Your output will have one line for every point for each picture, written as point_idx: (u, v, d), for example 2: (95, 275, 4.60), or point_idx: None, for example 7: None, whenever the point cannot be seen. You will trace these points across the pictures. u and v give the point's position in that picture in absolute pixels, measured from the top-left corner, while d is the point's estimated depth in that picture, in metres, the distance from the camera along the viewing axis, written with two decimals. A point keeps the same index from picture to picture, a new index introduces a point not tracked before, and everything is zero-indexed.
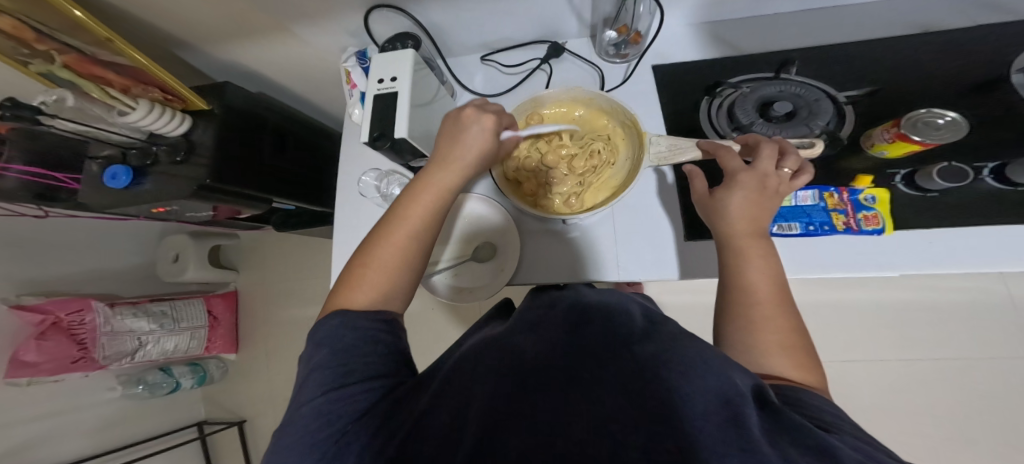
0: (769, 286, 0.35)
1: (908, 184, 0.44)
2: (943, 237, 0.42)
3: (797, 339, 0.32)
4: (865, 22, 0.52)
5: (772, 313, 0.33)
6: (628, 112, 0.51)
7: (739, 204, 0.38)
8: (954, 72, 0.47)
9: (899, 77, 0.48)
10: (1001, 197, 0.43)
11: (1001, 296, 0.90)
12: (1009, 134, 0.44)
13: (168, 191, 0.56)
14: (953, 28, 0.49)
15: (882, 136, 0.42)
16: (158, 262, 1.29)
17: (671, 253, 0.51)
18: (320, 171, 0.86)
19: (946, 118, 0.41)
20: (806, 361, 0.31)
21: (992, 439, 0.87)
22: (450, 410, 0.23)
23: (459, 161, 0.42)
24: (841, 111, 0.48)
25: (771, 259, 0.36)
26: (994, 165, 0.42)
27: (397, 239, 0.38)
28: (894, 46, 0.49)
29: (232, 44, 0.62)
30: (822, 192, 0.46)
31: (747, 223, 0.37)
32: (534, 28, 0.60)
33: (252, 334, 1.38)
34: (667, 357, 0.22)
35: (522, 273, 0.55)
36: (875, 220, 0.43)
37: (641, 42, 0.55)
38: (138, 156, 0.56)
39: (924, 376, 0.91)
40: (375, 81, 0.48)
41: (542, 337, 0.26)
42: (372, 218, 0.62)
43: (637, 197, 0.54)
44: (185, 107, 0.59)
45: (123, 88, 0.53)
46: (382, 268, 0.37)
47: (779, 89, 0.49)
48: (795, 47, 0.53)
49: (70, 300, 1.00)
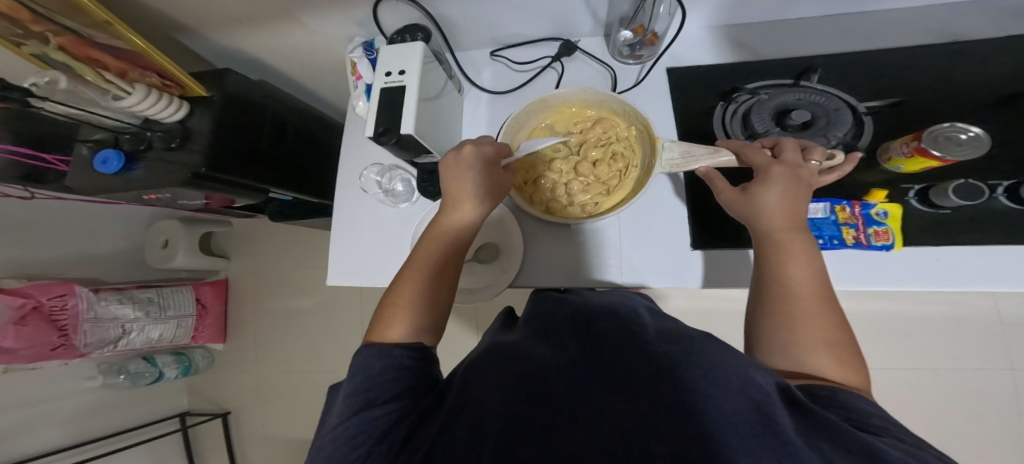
0: (814, 283, 0.34)
1: (921, 202, 0.44)
2: (952, 254, 0.43)
3: (839, 336, 0.31)
4: (883, 33, 0.52)
5: (813, 310, 0.32)
6: (639, 114, 0.50)
7: (777, 203, 0.37)
8: (975, 86, 0.47)
9: (919, 89, 0.48)
10: (1016, 215, 0.42)
11: (991, 312, 0.91)
12: None
13: (163, 179, 0.54)
14: (971, 42, 0.49)
15: (901, 150, 0.42)
16: (146, 248, 1.25)
17: (682, 260, 0.51)
18: (320, 162, 0.84)
19: (968, 133, 0.41)
20: (850, 360, 0.30)
21: (973, 451, 0.89)
22: (467, 423, 0.22)
23: (468, 195, 0.44)
24: (859, 121, 0.47)
25: (815, 257, 0.35)
26: (1008, 184, 0.43)
27: (417, 283, 0.40)
28: (909, 60, 0.49)
29: (235, 29, 0.60)
30: (833, 205, 0.45)
31: (786, 218, 0.37)
32: (548, 24, 0.59)
33: (241, 325, 1.36)
34: (685, 356, 0.24)
35: (531, 274, 0.54)
36: (885, 236, 0.43)
37: (657, 44, 0.55)
38: (131, 140, 0.54)
39: (912, 386, 0.93)
40: (382, 74, 0.47)
41: (554, 346, 0.27)
42: (373, 213, 0.61)
43: (646, 203, 0.53)
44: (183, 93, 0.57)
45: (119, 72, 0.50)
46: (411, 306, 0.38)
47: (797, 97, 0.48)
48: (814, 55, 0.52)
49: (52, 284, 0.96)
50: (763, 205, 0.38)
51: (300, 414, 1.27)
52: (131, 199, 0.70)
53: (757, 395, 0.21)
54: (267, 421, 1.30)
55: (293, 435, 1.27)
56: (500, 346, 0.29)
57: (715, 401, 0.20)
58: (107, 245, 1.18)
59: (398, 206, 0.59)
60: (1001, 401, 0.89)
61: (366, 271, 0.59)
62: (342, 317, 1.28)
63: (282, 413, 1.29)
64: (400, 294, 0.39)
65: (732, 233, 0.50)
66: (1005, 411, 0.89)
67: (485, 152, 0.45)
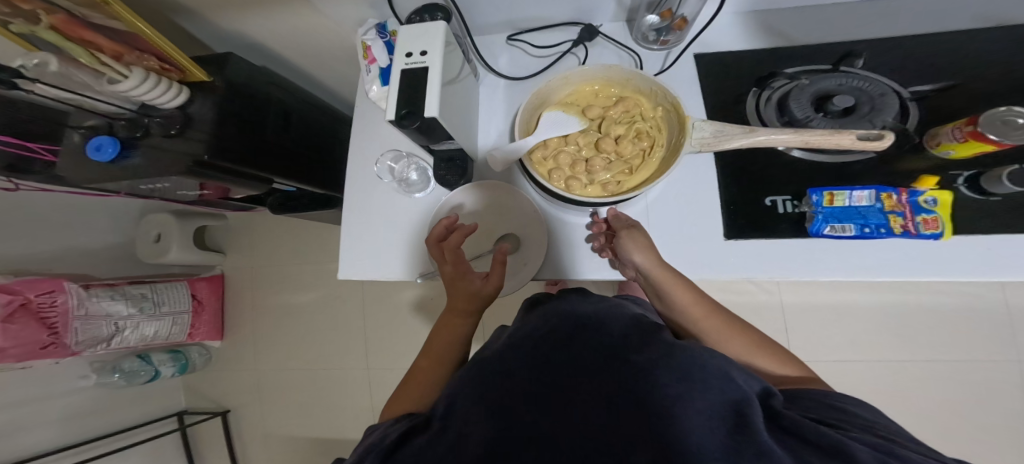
0: (699, 300, 0.44)
1: (970, 188, 0.43)
2: (1000, 243, 0.42)
3: (752, 334, 0.42)
4: (915, 22, 0.51)
5: (716, 323, 0.43)
6: (670, 93, 0.48)
7: (643, 256, 0.43)
8: (1014, 74, 0.46)
9: (955, 78, 0.47)
10: None
11: (999, 304, 0.92)
12: None
13: (162, 169, 0.50)
14: (1003, 33, 0.48)
15: (952, 135, 0.41)
16: (137, 242, 1.21)
17: (713, 251, 0.48)
18: (326, 154, 0.81)
19: None
20: (777, 352, 0.40)
21: (980, 440, 0.89)
22: (452, 443, 0.23)
23: (461, 287, 0.48)
24: (904, 106, 0.46)
25: (690, 282, 0.45)
26: None
27: (426, 370, 0.46)
28: (941, 47, 0.49)
29: (239, 10, 0.56)
30: (879, 192, 0.44)
31: (654, 258, 0.44)
32: (569, 8, 0.56)
33: (238, 321, 1.32)
34: (661, 362, 0.24)
35: (556, 265, 0.53)
36: (934, 224, 0.42)
37: (685, 29, 0.53)
38: (128, 126, 0.51)
39: (924, 378, 0.93)
40: (402, 55, 0.44)
41: (534, 355, 0.27)
42: (385, 203, 0.58)
43: (674, 188, 0.50)
44: (183, 79, 0.53)
45: (115, 55, 0.47)
46: (418, 385, 0.44)
47: (839, 82, 0.46)
48: (847, 43, 0.51)
49: (39, 281, 0.91)
50: (637, 257, 0.44)
51: (302, 411, 1.24)
52: (123, 190, 0.66)
53: (737, 395, 0.22)
54: (268, 419, 1.27)
55: (295, 433, 1.24)
56: (484, 362, 0.29)
57: (692, 415, 0.21)
58: (97, 239, 1.13)
59: (413, 195, 0.57)
60: (1009, 392, 0.90)
61: (376, 266, 0.56)
62: (345, 313, 1.25)
63: (284, 410, 1.26)
64: (413, 374, 0.46)
65: (770, 222, 0.47)
66: (1013, 402, 0.90)
67: (458, 250, 0.49)
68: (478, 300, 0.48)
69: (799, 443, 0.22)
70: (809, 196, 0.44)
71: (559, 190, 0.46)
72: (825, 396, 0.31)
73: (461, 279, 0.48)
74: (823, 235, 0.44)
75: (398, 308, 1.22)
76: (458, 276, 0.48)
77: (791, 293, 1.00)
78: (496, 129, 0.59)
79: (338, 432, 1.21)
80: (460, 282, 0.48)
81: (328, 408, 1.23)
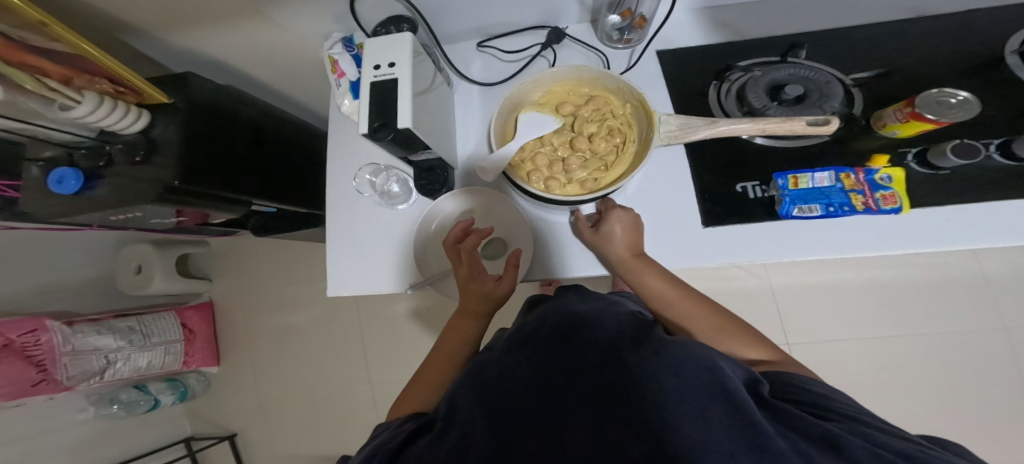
0: (670, 286, 0.44)
1: (920, 164, 0.45)
2: (959, 213, 0.43)
3: (726, 320, 0.42)
4: (858, 8, 0.54)
5: (687, 308, 0.43)
6: (635, 90, 0.49)
7: (617, 243, 0.46)
8: (947, 55, 0.49)
9: (896, 62, 0.50)
10: (1008, 173, 0.44)
11: (975, 272, 0.95)
12: (998, 115, 0.47)
13: (129, 199, 0.48)
14: (934, 17, 0.51)
15: (894, 116, 0.44)
16: (118, 274, 1.19)
17: (691, 240, 0.49)
18: (305, 172, 0.81)
19: (958, 97, 0.43)
20: (749, 337, 0.41)
21: (977, 409, 0.92)
22: (458, 440, 0.24)
23: (472, 288, 0.49)
24: (848, 93, 0.49)
25: (661, 268, 0.46)
26: (999, 142, 0.45)
27: (433, 369, 0.46)
28: (881, 32, 0.51)
29: (207, 33, 0.57)
30: (838, 173, 0.45)
31: (626, 245, 0.46)
32: (533, 13, 0.58)
33: (235, 345, 1.31)
34: (654, 357, 0.25)
35: (544, 266, 0.54)
36: (892, 200, 0.44)
37: (646, 27, 0.55)
38: (88, 157, 0.50)
39: (919, 351, 0.95)
40: (370, 68, 0.44)
41: (534, 357, 0.28)
42: (369, 217, 0.58)
43: (648, 181, 0.52)
44: (140, 101, 0.50)
45: (63, 79, 0.43)
46: (425, 384, 0.45)
47: (788, 73, 0.49)
48: (794, 33, 0.53)
49: (22, 320, 0.89)
50: (612, 244, 0.46)
51: (310, 429, 1.24)
52: (93, 223, 0.65)
53: (729, 387, 0.23)
54: (274, 441, 1.26)
55: (305, 452, 1.24)
56: (487, 363, 0.30)
57: (687, 410, 0.21)
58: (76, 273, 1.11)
59: (396, 207, 0.58)
60: (998, 357, 0.93)
61: (367, 280, 0.57)
62: (341, 329, 1.26)
63: (291, 430, 1.26)
64: (419, 375, 0.47)
65: (744, 208, 0.48)
66: (1002, 366, 0.92)
67: (472, 252, 0.49)
68: (491, 302, 0.49)
69: (791, 431, 0.23)
70: (775, 180, 0.46)
71: (538, 191, 0.47)
72: (794, 378, 0.32)
73: (474, 280, 0.49)
74: (793, 217, 0.46)
75: (393, 320, 1.23)
76: (474, 278, 0.49)
77: (780, 276, 1.02)
78: (473, 136, 0.60)
79: (345, 448, 1.21)
80: (471, 283, 0.49)
81: (335, 424, 1.23)
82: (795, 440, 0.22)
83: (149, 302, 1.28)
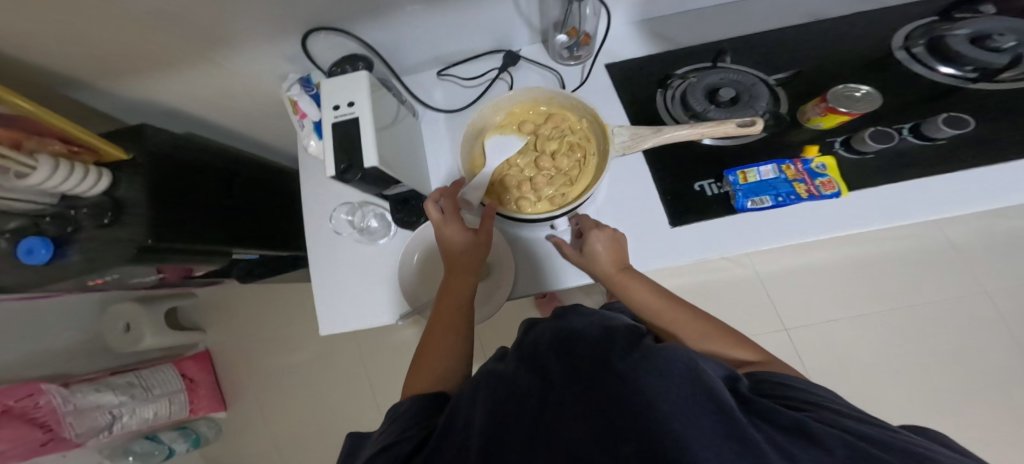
0: (657, 297, 0.45)
1: (848, 149, 0.49)
2: (891, 192, 0.47)
3: (716, 325, 0.42)
4: (772, 13, 0.59)
5: (677, 317, 0.43)
6: (587, 107, 0.53)
7: (603, 256, 0.47)
8: (852, 50, 0.55)
9: (810, 60, 0.55)
10: (924, 150, 0.48)
11: (934, 239, 1.01)
12: (906, 99, 0.52)
13: (106, 262, 0.47)
14: (834, 19, 0.58)
15: (815, 111, 0.49)
16: (107, 335, 1.20)
17: (660, 242, 0.50)
18: (283, 215, 0.84)
19: (861, 91, 0.49)
20: (740, 341, 0.40)
21: (976, 376, 0.92)
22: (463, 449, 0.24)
23: (456, 248, 0.48)
24: (774, 92, 0.53)
25: (648, 280, 0.47)
26: (910, 125, 0.49)
27: (438, 342, 0.44)
28: (794, 35, 0.57)
29: (178, 92, 0.60)
30: (780, 165, 0.49)
31: (611, 260, 0.47)
32: (485, 39, 0.61)
33: (240, 390, 1.31)
34: (644, 356, 0.25)
35: (525, 282, 0.55)
36: (830, 185, 0.47)
37: (592, 43, 0.58)
38: (55, 223, 0.48)
39: (909, 323, 0.97)
40: (330, 108, 0.45)
41: (534, 370, 0.28)
42: (351, 253, 0.60)
43: (611, 191, 0.54)
44: (98, 159, 0.51)
45: (13, 144, 0.43)
46: (438, 359, 0.42)
47: (720, 77, 0.53)
48: (720, 39, 0.58)
49: (17, 387, 0.90)
50: (597, 259, 0.47)
51: None
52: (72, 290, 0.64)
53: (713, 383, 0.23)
54: None
55: None
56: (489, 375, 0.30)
57: (677, 404, 0.21)
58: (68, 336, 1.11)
59: (378, 242, 0.60)
60: (980, 319, 0.96)
61: (356, 314, 0.58)
62: (343, 361, 1.27)
63: None
64: (424, 352, 0.43)
65: (705, 205, 0.50)
66: (986, 327, 0.95)
67: (452, 212, 0.48)
68: (478, 255, 0.48)
69: (763, 421, 0.22)
70: (726, 176, 0.49)
71: (511, 214, 0.50)
72: (775, 375, 0.31)
73: (457, 237, 0.48)
74: (748, 210, 0.48)
75: (392, 348, 1.25)
76: (457, 233, 0.48)
77: (760, 264, 1.05)
78: (445, 162, 0.62)
79: None
80: (454, 243, 0.48)
81: None
82: (768, 432, 0.21)
83: (146, 357, 1.28)
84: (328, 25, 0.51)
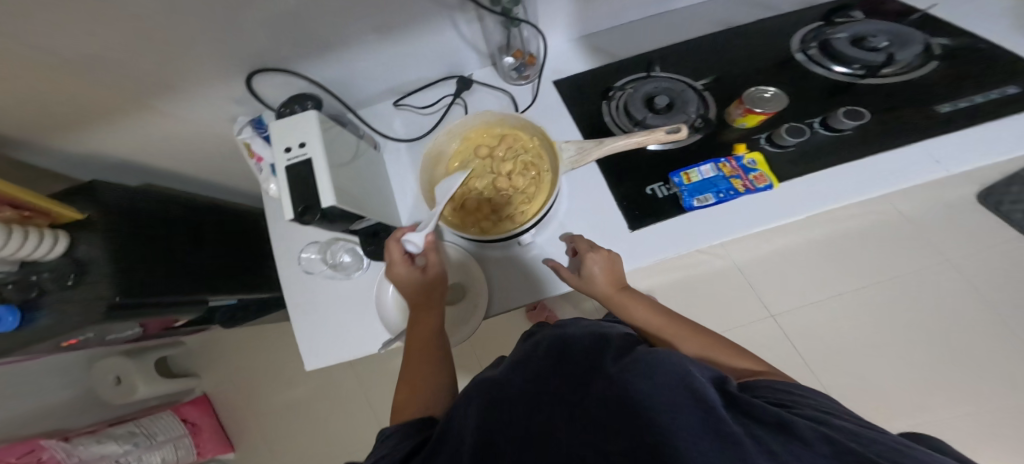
0: (657, 316, 0.45)
1: (770, 143, 0.53)
2: (821, 179, 0.50)
3: (717, 340, 0.41)
4: (687, 27, 0.65)
5: (677, 332, 0.42)
6: (534, 126, 0.55)
7: (600, 276, 0.46)
8: (766, 51, 0.61)
9: (729, 64, 0.60)
10: (833, 141, 0.52)
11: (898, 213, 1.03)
12: (822, 89, 0.57)
13: (66, 324, 0.46)
14: (745, 24, 0.64)
15: (736, 112, 0.53)
16: (99, 390, 1.19)
17: (620, 247, 0.52)
18: (255, 258, 0.85)
19: (769, 92, 0.53)
20: (743, 353, 0.39)
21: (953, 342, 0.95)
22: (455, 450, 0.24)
23: (412, 282, 0.49)
24: (702, 96, 0.57)
25: (647, 299, 0.47)
26: (818, 120, 0.53)
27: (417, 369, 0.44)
28: (713, 43, 0.62)
29: (147, 144, 0.63)
30: (716, 164, 0.52)
31: (609, 280, 0.46)
32: (437, 68, 0.65)
33: (240, 434, 1.29)
34: (635, 362, 0.24)
35: (499, 301, 0.54)
36: (762, 179, 0.50)
37: (537, 62, 0.62)
38: (18, 290, 0.48)
39: (884, 298, 1.00)
40: (282, 151, 0.47)
41: (526, 371, 0.28)
42: (327, 290, 0.62)
43: (570, 204, 0.56)
44: (53, 222, 0.50)
45: None
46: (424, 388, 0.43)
47: (654, 86, 0.57)
48: (648, 50, 0.63)
49: (17, 445, 0.90)
50: (593, 279, 0.46)
51: None
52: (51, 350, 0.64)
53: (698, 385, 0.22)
54: None
55: None
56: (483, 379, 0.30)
57: (663, 405, 0.21)
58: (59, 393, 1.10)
59: (352, 276, 0.62)
60: (949, 286, 0.99)
61: (337, 349, 0.58)
62: (340, 391, 1.27)
63: None
64: (406, 384, 0.44)
65: (657, 208, 0.52)
66: (956, 294, 0.98)
67: (404, 250, 0.49)
68: (437, 285, 0.50)
69: (747, 419, 0.21)
70: (673, 178, 0.52)
71: (475, 237, 0.52)
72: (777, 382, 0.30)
73: (412, 273, 0.49)
74: (696, 208, 0.51)
75: (388, 375, 1.25)
76: (412, 269, 0.49)
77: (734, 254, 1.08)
78: (410, 188, 0.64)
79: None
80: (410, 279, 0.49)
81: None
82: (751, 429, 0.20)
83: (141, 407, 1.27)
84: (272, 66, 0.54)
